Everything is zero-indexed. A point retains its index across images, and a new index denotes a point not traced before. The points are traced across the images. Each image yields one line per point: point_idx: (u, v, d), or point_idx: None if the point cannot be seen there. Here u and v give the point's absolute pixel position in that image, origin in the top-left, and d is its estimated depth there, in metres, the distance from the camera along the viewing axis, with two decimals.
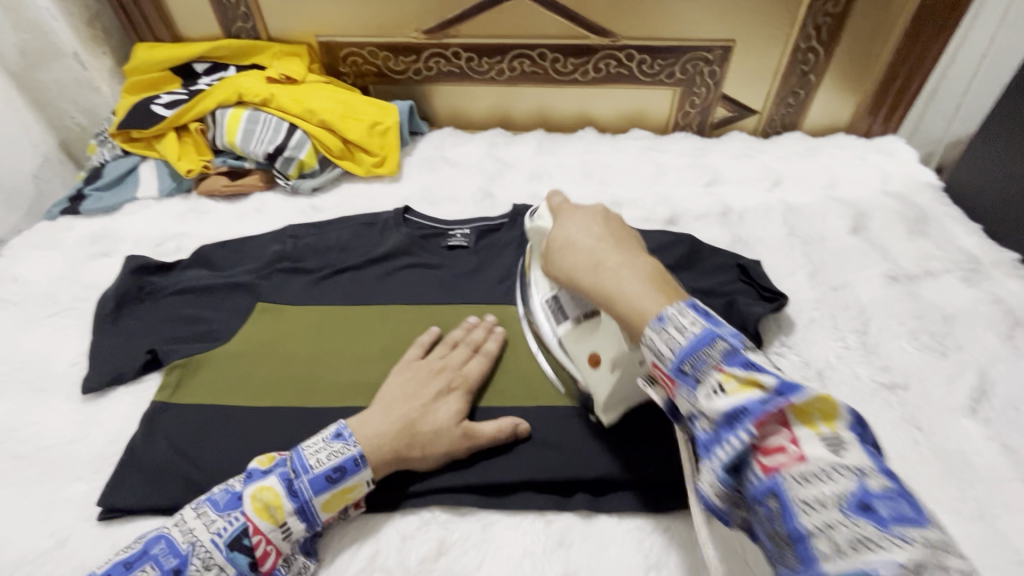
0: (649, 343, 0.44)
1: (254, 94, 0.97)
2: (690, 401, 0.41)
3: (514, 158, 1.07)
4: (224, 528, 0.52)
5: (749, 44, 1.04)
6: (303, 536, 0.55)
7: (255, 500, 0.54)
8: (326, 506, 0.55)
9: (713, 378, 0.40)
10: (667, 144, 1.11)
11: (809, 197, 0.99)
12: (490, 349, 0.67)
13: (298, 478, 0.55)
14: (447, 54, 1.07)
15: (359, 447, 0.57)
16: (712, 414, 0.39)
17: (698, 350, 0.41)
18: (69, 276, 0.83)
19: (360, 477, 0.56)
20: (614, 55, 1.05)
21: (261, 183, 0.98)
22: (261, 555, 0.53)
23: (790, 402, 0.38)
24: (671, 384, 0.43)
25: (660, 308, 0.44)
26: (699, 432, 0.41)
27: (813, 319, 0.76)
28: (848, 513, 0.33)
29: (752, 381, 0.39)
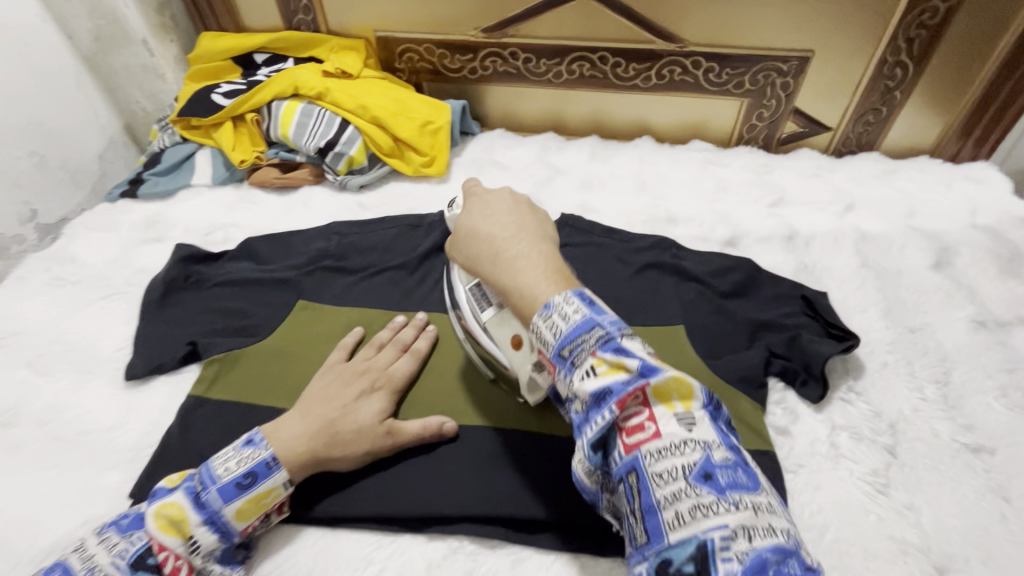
0: (536, 328, 0.47)
1: (310, 87, 0.97)
2: (559, 370, 0.45)
3: (566, 165, 1.03)
4: (125, 548, 0.50)
5: (829, 56, 0.96)
6: (217, 548, 0.53)
7: (158, 517, 0.52)
8: (238, 516, 0.53)
9: (587, 362, 0.43)
10: (730, 158, 1.04)
11: (886, 226, 0.90)
12: (419, 348, 0.67)
13: (205, 489, 0.53)
14: (504, 54, 1.04)
15: (271, 452, 0.55)
16: (582, 395, 0.42)
17: (577, 336, 0.44)
18: (123, 260, 0.85)
19: (274, 480, 0.55)
20: (680, 61, 1.00)
21: (310, 176, 0.98)
22: (170, 572, 0.51)
23: (620, 365, 0.42)
24: (552, 368, 0.45)
25: (550, 296, 0.47)
26: (566, 393, 0.45)
27: (885, 364, 0.69)
28: (692, 479, 0.38)
29: (603, 356, 0.43)
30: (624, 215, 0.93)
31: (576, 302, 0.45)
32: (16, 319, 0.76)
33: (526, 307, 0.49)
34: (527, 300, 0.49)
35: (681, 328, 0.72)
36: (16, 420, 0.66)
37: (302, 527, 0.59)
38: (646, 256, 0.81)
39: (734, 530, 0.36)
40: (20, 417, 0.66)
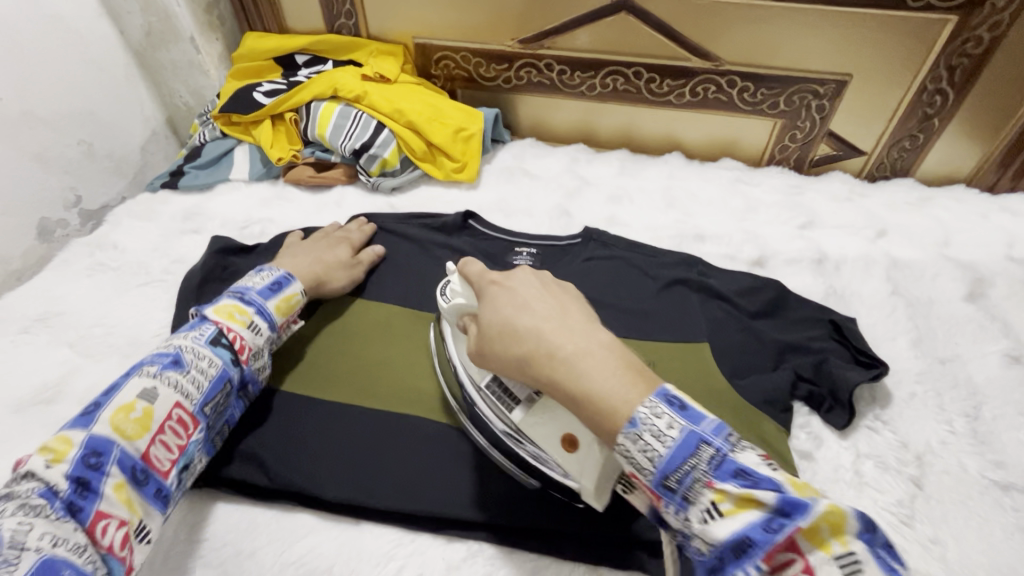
0: (622, 450, 0.40)
1: (349, 90, 0.99)
2: (666, 501, 0.40)
3: (595, 177, 1.04)
4: (200, 333, 0.59)
5: (867, 81, 0.95)
6: (268, 335, 0.64)
7: (218, 311, 0.62)
8: (276, 311, 0.66)
9: (703, 495, 0.38)
10: (760, 177, 1.04)
11: (919, 254, 0.89)
12: (365, 225, 0.84)
13: (246, 293, 0.65)
14: (540, 65, 1.05)
15: (283, 271, 0.70)
16: (710, 538, 0.37)
17: (682, 461, 0.38)
18: (161, 249, 0.87)
19: (295, 288, 0.69)
20: (714, 79, 1.00)
21: (344, 176, 1.00)
22: (240, 349, 0.61)
23: (745, 496, 0.37)
24: (656, 499, 0.40)
25: (633, 408, 0.40)
26: (679, 527, 0.40)
27: (914, 394, 0.68)
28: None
29: (722, 486, 0.37)
30: (652, 229, 0.93)
31: (668, 413, 0.39)
32: (60, 301, 0.79)
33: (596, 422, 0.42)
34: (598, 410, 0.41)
35: (707, 346, 0.72)
36: (55, 398, 0.68)
37: (328, 518, 0.60)
38: (673, 272, 0.81)
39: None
40: (59, 396, 0.68)
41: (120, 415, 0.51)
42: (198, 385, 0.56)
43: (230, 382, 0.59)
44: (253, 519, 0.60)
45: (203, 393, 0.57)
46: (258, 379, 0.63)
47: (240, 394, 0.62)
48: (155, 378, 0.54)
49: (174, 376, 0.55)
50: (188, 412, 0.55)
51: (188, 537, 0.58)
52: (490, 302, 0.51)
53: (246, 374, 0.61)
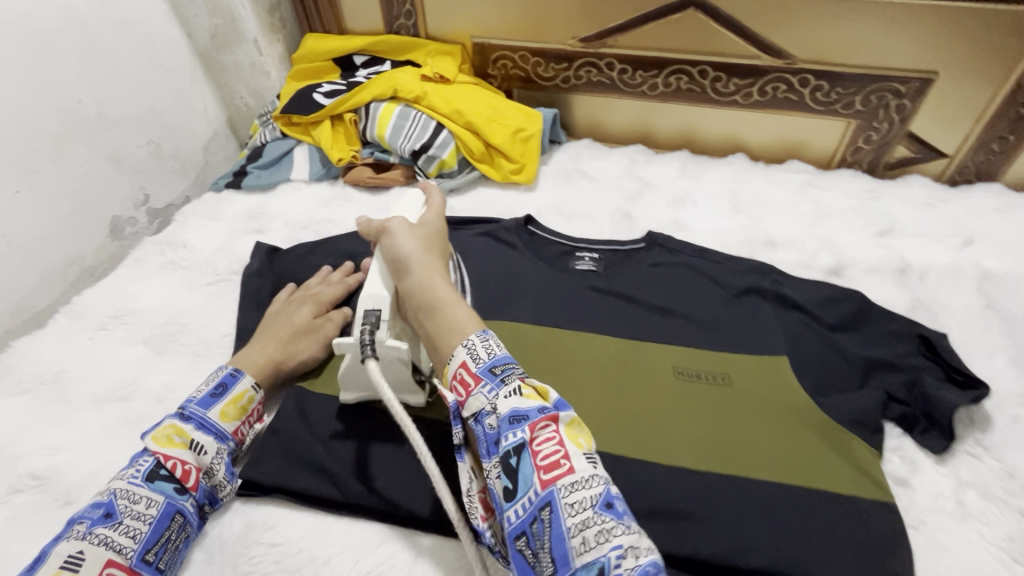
0: (467, 344, 0.54)
1: (409, 91, 0.99)
2: (484, 383, 0.51)
3: (656, 179, 1.01)
4: (136, 469, 0.56)
5: (956, 78, 0.89)
6: (218, 450, 0.60)
7: (156, 437, 0.58)
8: (224, 416, 0.62)
9: (514, 384, 0.51)
10: (832, 181, 0.99)
11: (1012, 265, 0.83)
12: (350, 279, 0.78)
13: (186, 407, 0.61)
14: (600, 64, 1.02)
15: (231, 368, 0.66)
16: (501, 409, 0.49)
17: (507, 362, 0.52)
18: (227, 248, 0.89)
19: (244, 384, 0.65)
20: (786, 78, 0.95)
21: (402, 177, 1.00)
22: (183, 475, 0.57)
23: (541, 391, 0.51)
24: (474, 382, 0.52)
25: (474, 323, 0.56)
26: (481, 407, 0.51)
27: (1018, 419, 0.64)
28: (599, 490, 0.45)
29: (531, 382, 0.51)
30: (719, 235, 0.90)
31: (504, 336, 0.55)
32: (134, 299, 0.81)
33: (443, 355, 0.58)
34: (452, 335, 0.56)
35: (786, 361, 0.68)
36: (132, 394, 0.69)
37: (399, 529, 0.59)
38: (746, 281, 0.77)
39: (627, 550, 0.42)
40: (136, 392, 0.69)
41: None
42: (135, 533, 0.52)
43: (178, 514, 0.55)
44: (327, 528, 0.59)
45: (141, 539, 0.52)
46: (214, 498, 0.60)
47: (198, 519, 0.58)
48: (84, 537, 0.50)
49: (104, 532, 0.51)
50: (125, 567, 0.50)
51: (260, 546, 0.58)
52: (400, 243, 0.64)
53: (198, 499, 0.58)
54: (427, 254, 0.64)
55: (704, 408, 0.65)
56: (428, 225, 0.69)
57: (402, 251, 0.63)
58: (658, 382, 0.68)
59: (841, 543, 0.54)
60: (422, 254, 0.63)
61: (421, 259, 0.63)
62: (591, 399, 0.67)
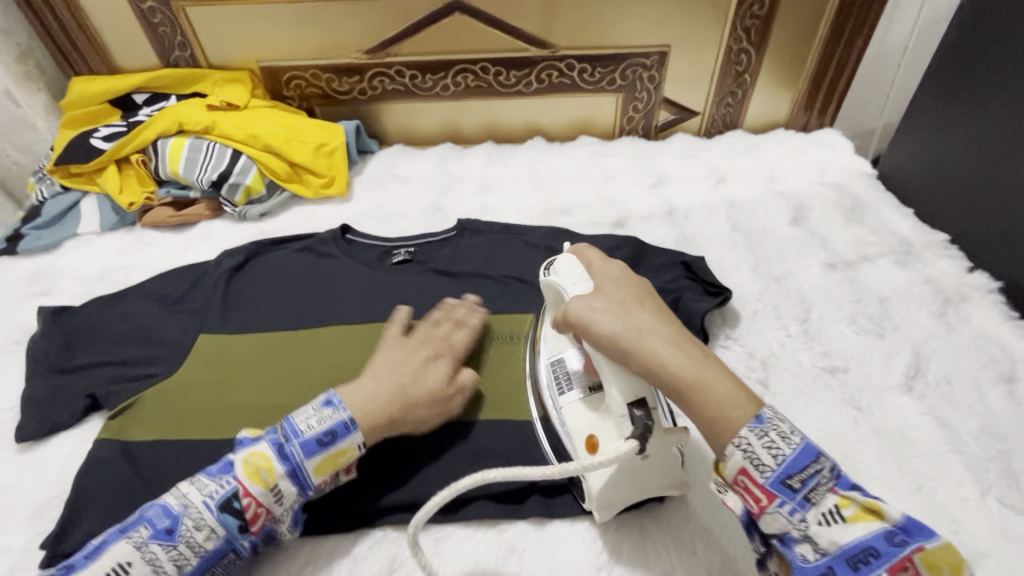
0: (743, 443, 0.46)
1: (195, 122, 0.97)
2: (781, 500, 0.45)
3: (465, 171, 1.08)
4: (216, 490, 0.54)
5: (683, 49, 1.07)
6: (294, 500, 0.57)
7: (247, 464, 0.55)
8: (317, 470, 0.57)
9: (826, 500, 0.44)
10: (614, 148, 1.13)
11: (752, 192, 1.02)
12: (472, 322, 0.73)
13: (289, 442, 0.56)
14: (391, 72, 1.08)
15: (349, 414, 0.58)
16: (824, 542, 0.43)
17: (807, 468, 0.45)
18: (6, 318, 0.83)
19: (351, 441, 0.58)
20: (555, 66, 1.08)
21: (207, 211, 0.97)
22: (251, 517, 0.54)
23: (871, 507, 0.43)
24: (768, 498, 0.45)
25: (756, 409, 0.47)
26: (784, 528, 0.45)
27: (756, 311, 0.79)
28: (837, 481, 0.45)
29: (845, 493, 0.45)
30: (522, 210, 0.99)
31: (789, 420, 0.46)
32: None
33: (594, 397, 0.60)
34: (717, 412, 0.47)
35: None
36: None
37: None
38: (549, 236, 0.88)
39: None
40: None
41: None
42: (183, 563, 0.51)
43: (231, 549, 0.55)
44: None
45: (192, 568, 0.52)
46: (276, 534, 0.58)
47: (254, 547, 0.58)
48: (141, 552, 0.50)
49: (157, 551, 0.51)
50: None
51: None
52: (592, 312, 0.54)
53: (253, 539, 0.56)
54: (631, 318, 0.53)
55: (506, 361, 0.72)
56: (608, 282, 0.58)
57: (605, 330, 0.53)
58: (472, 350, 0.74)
59: None
60: (611, 316, 0.53)
61: (631, 327, 0.52)
62: None
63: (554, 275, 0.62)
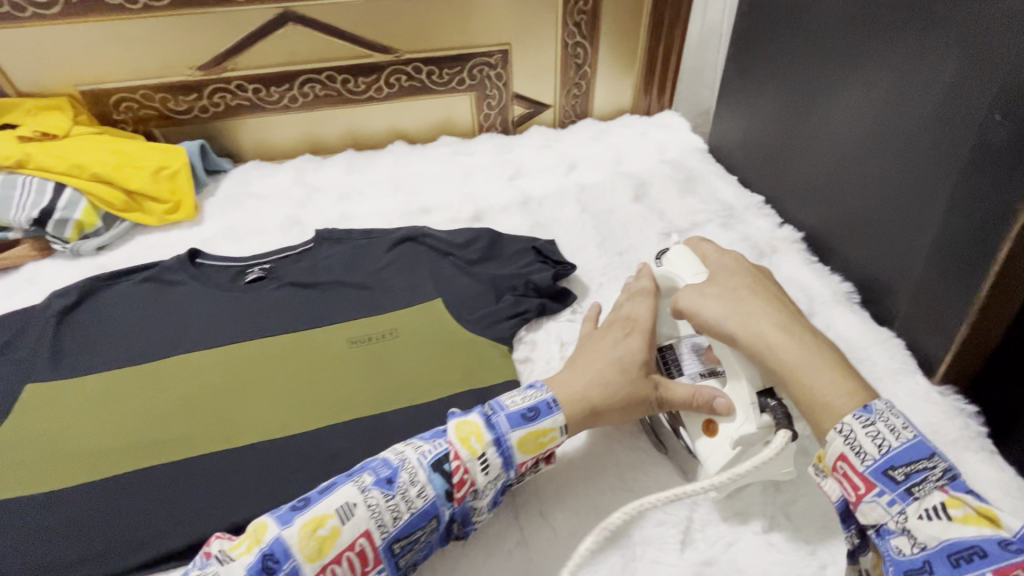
0: (845, 429, 0.47)
1: (6, 157, 0.89)
2: (880, 489, 0.45)
3: (325, 182, 1.08)
4: (429, 449, 0.56)
5: (523, 46, 1.13)
6: (500, 474, 0.57)
7: (460, 429, 0.57)
8: (521, 445, 0.57)
9: (932, 497, 0.43)
10: (474, 146, 1.17)
11: (601, 175, 1.10)
12: (646, 286, 0.70)
13: (495, 413, 0.58)
14: (231, 88, 1.04)
15: (551, 394, 0.60)
16: (921, 536, 0.42)
17: (910, 458, 0.44)
18: None
19: (553, 420, 0.59)
20: (403, 69, 1.09)
21: (33, 251, 0.90)
22: (457, 483, 0.54)
23: (984, 513, 0.41)
24: (866, 486, 0.45)
25: (868, 400, 0.48)
26: (880, 520, 0.45)
27: (601, 285, 0.86)
28: (950, 483, 0.44)
29: (957, 495, 0.42)
30: (383, 214, 1.00)
31: (904, 415, 0.46)
32: None
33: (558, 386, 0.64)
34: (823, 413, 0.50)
35: (439, 302, 0.81)
36: None
37: None
38: (402, 233, 0.90)
39: None
40: None
41: (307, 529, 0.49)
42: (395, 516, 0.52)
43: (437, 518, 0.54)
44: None
45: (397, 526, 0.52)
46: (466, 519, 0.57)
47: (444, 535, 0.56)
48: (362, 494, 0.52)
49: (377, 498, 0.52)
50: (372, 546, 0.51)
51: None
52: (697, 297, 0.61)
53: (455, 512, 0.55)
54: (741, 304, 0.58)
55: (372, 364, 0.74)
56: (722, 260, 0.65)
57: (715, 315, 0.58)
58: (333, 358, 0.74)
59: None
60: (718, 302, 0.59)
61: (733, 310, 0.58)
62: (289, 383, 0.72)
63: (668, 265, 0.69)
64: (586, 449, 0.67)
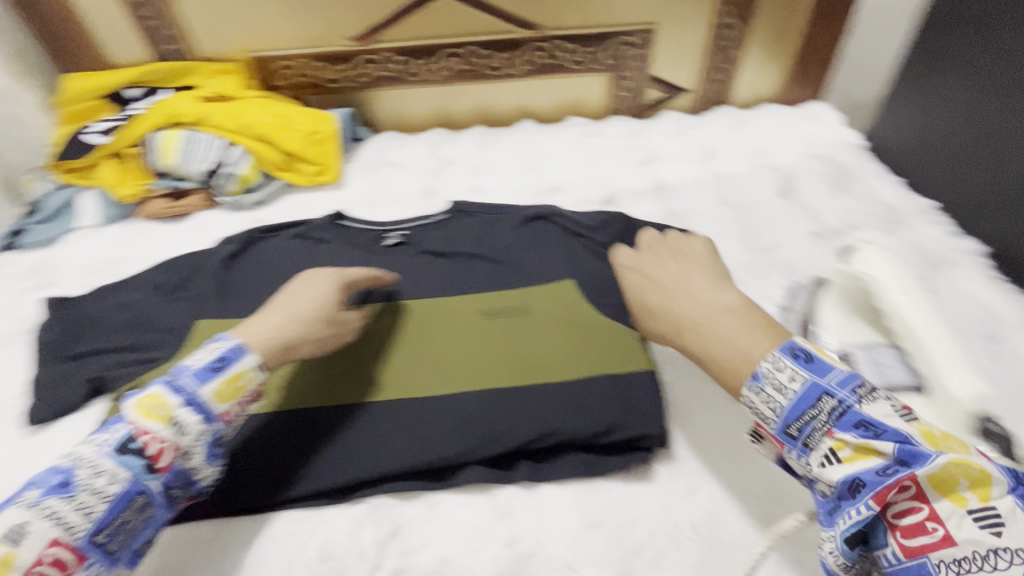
0: (749, 401, 0.53)
1: (189, 114, 0.98)
2: (789, 447, 0.51)
3: (456, 155, 1.10)
4: (106, 439, 0.52)
5: (670, 26, 1.07)
6: (202, 431, 0.55)
7: (138, 406, 0.54)
8: (216, 395, 0.56)
9: (824, 441, 0.48)
10: (604, 128, 1.14)
11: (741, 166, 1.03)
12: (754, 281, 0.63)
13: (179, 376, 0.56)
14: (380, 59, 1.09)
15: (238, 342, 0.59)
16: (832, 481, 0.47)
17: (801, 411, 0.49)
18: (11, 310, 0.86)
19: (245, 364, 0.58)
20: (543, 46, 1.08)
21: (204, 201, 1.00)
22: (157, 454, 0.52)
23: (867, 446, 0.46)
24: (781, 444, 0.51)
25: (758, 362, 0.53)
26: (802, 470, 0.51)
27: (744, 281, 0.81)
28: (836, 424, 0.48)
29: (841, 435, 0.47)
30: (513, 191, 1.00)
31: (790, 368, 0.51)
32: None
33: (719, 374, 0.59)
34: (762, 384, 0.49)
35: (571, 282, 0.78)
36: None
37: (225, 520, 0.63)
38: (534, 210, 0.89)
39: None
40: None
41: None
42: (87, 512, 0.49)
43: (142, 494, 0.51)
44: None
45: (95, 518, 0.49)
46: (191, 481, 0.55)
47: (169, 502, 0.54)
48: (30, 510, 0.48)
49: (55, 504, 0.48)
50: (70, 549, 0.48)
51: None
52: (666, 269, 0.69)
53: (166, 480, 0.53)
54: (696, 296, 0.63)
55: (505, 335, 0.73)
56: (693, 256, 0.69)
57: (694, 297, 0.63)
58: (464, 324, 0.75)
59: (607, 404, 0.65)
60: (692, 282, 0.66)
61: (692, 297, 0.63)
62: (424, 343, 0.73)
63: None
64: (732, 456, 0.64)
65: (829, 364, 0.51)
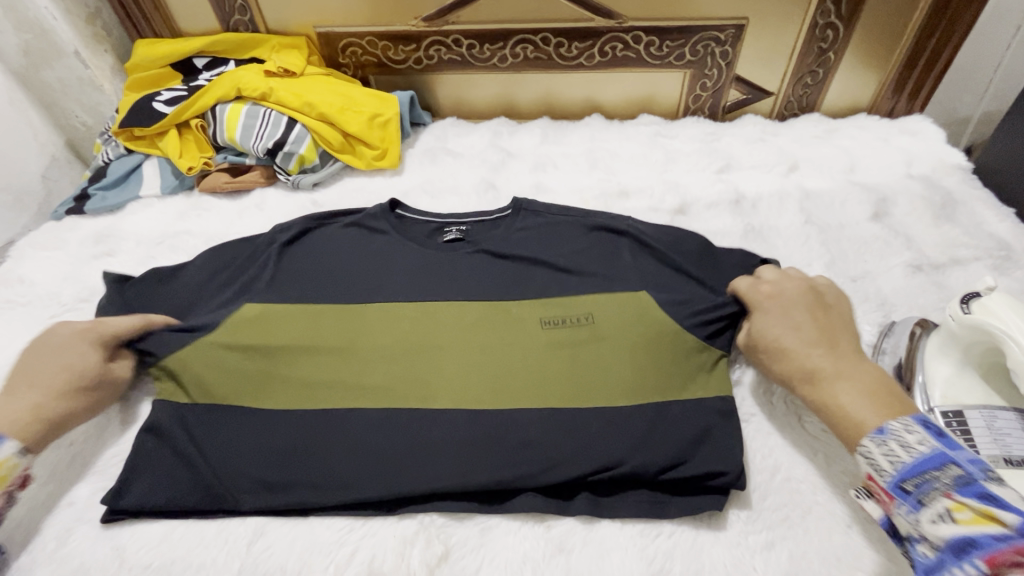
0: (866, 451, 0.50)
1: (253, 89, 0.96)
2: (899, 502, 0.47)
3: (519, 148, 1.05)
4: None
5: (763, 23, 0.98)
6: None
7: None
8: None
9: (940, 503, 0.44)
10: (678, 128, 1.06)
11: (828, 182, 0.94)
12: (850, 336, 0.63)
13: None
14: (448, 42, 1.04)
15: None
16: (937, 540, 0.44)
17: (924, 470, 0.46)
18: (74, 276, 0.87)
19: None
20: (621, 37, 1.01)
21: (262, 178, 0.98)
22: None
23: (989, 513, 0.42)
24: (890, 499, 0.48)
25: (882, 421, 0.51)
26: (906, 530, 0.47)
27: None
28: (959, 489, 0.44)
29: (963, 499, 0.44)
30: (578, 191, 0.95)
31: (921, 430, 0.48)
32: None
33: (838, 423, 0.55)
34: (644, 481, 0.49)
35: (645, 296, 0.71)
36: None
37: (277, 519, 0.63)
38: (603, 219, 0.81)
39: None
40: None
41: None
42: None
43: None
44: (201, 532, 0.62)
45: None
46: None
47: None
48: None
49: None
50: None
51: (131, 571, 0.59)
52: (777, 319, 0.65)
53: None
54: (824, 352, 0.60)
55: (570, 353, 0.68)
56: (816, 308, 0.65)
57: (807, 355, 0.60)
58: (527, 337, 0.70)
59: (676, 441, 0.61)
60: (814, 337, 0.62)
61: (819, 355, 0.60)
62: (484, 353, 0.69)
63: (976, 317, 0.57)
64: (815, 512, 0.60)
65: (962, 442, 0.48)
